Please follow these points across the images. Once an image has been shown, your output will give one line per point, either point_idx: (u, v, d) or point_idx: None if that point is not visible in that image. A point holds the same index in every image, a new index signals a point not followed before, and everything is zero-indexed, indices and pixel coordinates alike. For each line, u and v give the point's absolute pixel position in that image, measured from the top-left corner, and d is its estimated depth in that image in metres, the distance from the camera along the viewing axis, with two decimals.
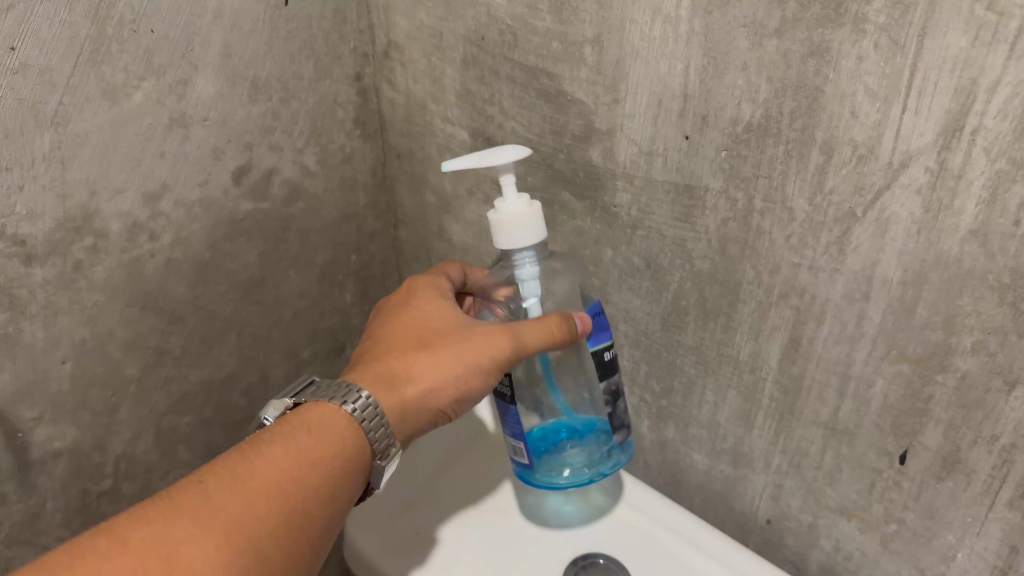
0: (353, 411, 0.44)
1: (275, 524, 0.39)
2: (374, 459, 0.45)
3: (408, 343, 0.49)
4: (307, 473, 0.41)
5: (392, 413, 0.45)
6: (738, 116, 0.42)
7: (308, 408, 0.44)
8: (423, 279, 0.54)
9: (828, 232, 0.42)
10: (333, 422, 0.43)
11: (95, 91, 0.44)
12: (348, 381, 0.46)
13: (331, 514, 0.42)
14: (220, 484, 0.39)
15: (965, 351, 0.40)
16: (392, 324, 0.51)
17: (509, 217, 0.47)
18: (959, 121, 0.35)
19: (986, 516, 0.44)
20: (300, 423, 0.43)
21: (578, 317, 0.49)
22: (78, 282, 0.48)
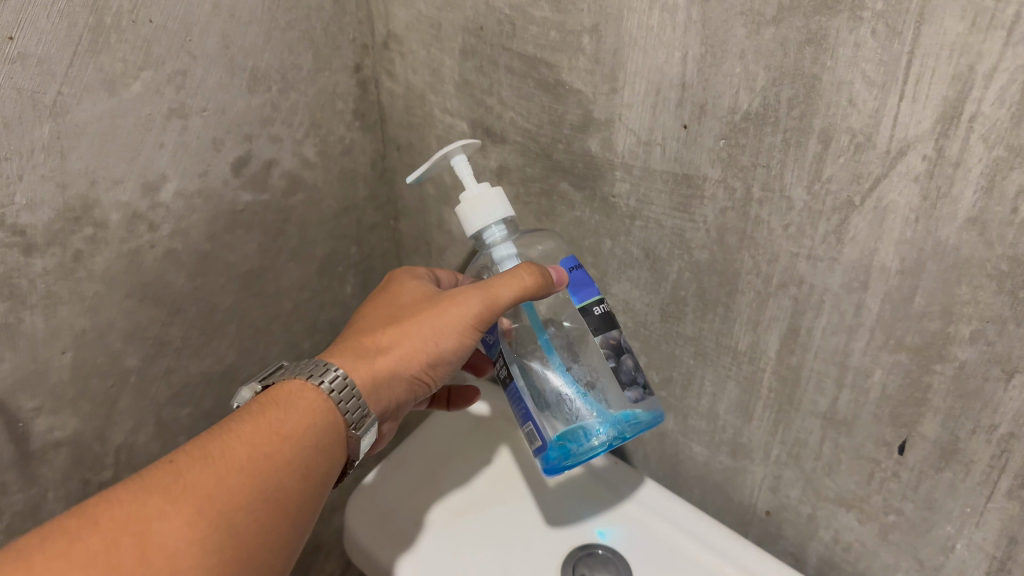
0: (321, 383, 0.45)
1: (247, 497, 0.40)
2: (349, 430, 0.46)
3: (383, 319, 0.50)
4: (278, 445, 0.42)
5: (365, 384, 0.46)
6: (736, 105, 0.41)
7: (280, 386, 0.46)
8: (401, 269, 0.55)
9: (826, 222, 0.42)
10: (302, 396, 0.45)
11: (94, 81, 0.44)
12: (319, 360, 0.47)
13: (307, 484, 0.43)
14: (190, 461, 0.40)
15: (963, 340, 0.40)
16: (372, 307, 0.52)
17: (469, 201, 0.49)
18: (957, 109, 0.35)
19: (984, 507, 0.44)
20: (271, 400, 0.44)
21: (553, 269, 0.48)
22: (78, 272, 0.48)
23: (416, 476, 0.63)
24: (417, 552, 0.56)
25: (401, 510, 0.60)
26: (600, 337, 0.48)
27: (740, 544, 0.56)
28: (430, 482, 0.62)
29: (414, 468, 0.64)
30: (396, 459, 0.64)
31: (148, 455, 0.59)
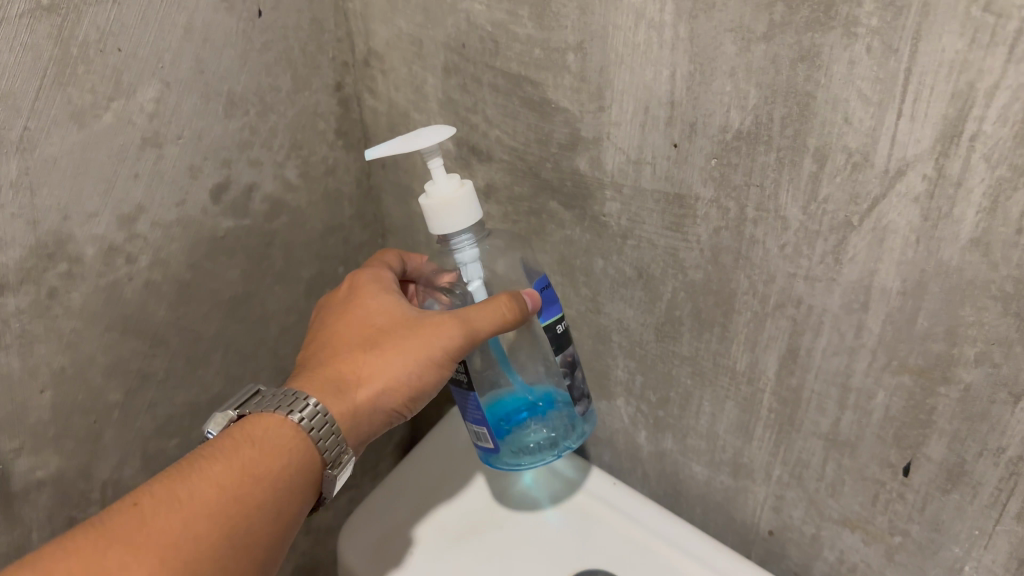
0: (300, 421, 0.43)
1: (215, 545, 0.39)
2: (325, 469, 0.45)
3: (353, 344, 0.48)
4: (250, 488, 0.41)
5: (344, 420, 0.45)
6: (727, 123, 0.40)
7: (252, 421, 0.44)
8: (364, 273, 0.53)
9: (824, 241, 0.40)
10: (278, 434, 0.43)
11: (62, 114, 0.42)
12: (294, 389, 0.45)
13: (277, 527, 0.42)
14: (157, 505, 0.38)
15: (968, 362, 0.39)
16: (336, 325, 0.49)
17: (440, 201, 0.46)
18: (958, 127, 0.33)
19: (994, 529, 0.43)
20: (243, 435, 0.43)
21: (528, 295, 0.47)
22: (54, 309, 0.47)
23: (408, 500, 0.61)
24: None
25: (393, 539, 0.58)
26: (561, 355, 0.50)
27: (740, 564, 0.55)
28: (422, 506, 0.61)
29: (407, 492, 0.62)
30: (388, 485, 0.63)
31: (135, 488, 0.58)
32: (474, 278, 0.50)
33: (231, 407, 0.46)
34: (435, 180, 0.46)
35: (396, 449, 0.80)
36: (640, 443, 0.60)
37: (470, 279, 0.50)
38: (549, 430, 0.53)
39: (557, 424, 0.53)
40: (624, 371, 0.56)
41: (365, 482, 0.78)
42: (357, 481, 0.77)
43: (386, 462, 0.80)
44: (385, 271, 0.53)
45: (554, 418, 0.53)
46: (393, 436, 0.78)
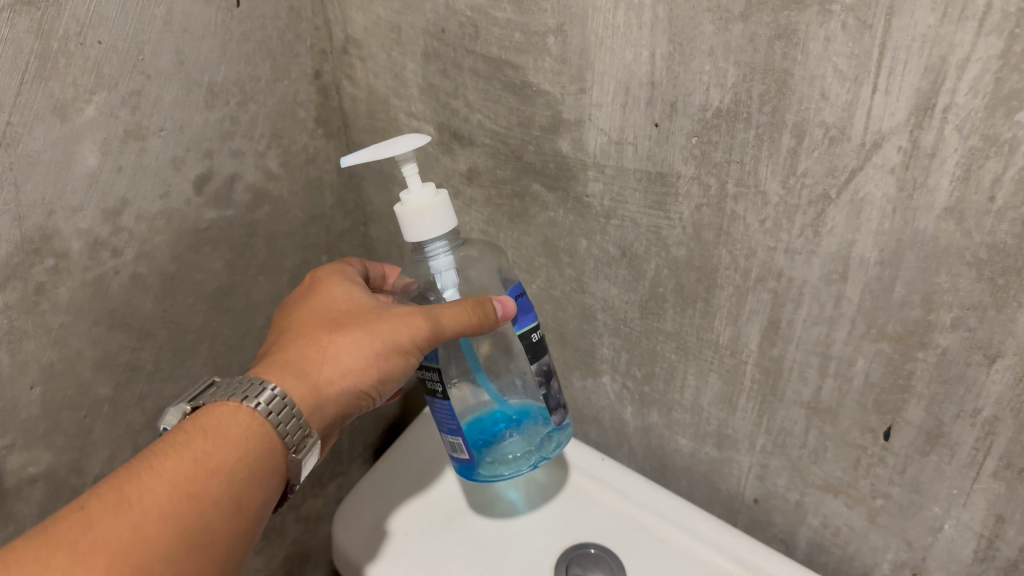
0: (257, 407, 0.43)
1: (170, 546, 0.37)
2: (289, 454, 0.44)
3: (314, 325, 0.48)
4: (204, 481, 0.40)
5: (308, 401, 0.44)
6: (707, 101, 0.41)
7: (208, 411, 0.43)
8: (326, 270, 0.53)
9: (802, 215, 0.41)
10: (235, 423, 0.42)
11: (45, 109, 0.42)
12: (252, 377, 0.44)
13: (238, 522, 0.41)
14: (105, 507, 0.37)
15: (944, 327, 0.40)
16: (298, 312, 0.50)
17: (413, 209, 0.46)
18: (931, 100, 0.35)
19: (971, 488, 0.44)
20: (198, 427, 0.42)
21: (499, 301, 0.49)
22: (41, 305, 0.47)
23: (401, 486, 0.62)
24: (396, 553, 0.57)
25: (387, 522, 0.59)
26: (535, 364, 0.52)
27: (728, 533, 0.56)
28: (413, 490, 0.62)
29: (399, 474, 0.63)
30: (380, 469, 0.63)
31: None
32: (450, 288, 0.51)
33: (187, 401, 0.45)
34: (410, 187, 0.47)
35: (381, 437, 0.81)
36: (625, 419, 0.61)
37: (444, 287, 0.51)
38: (527, 445, 0.55)
39: (533, 434, 0.55)
40: (609, 349, 0.57)
41: (353, 470, 0.79)
42: (345, 468, 0.77)
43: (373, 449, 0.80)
44: (348, 268, 0.54)
45: (531, 432, 0.55)
46: (379, 423, 0.79)
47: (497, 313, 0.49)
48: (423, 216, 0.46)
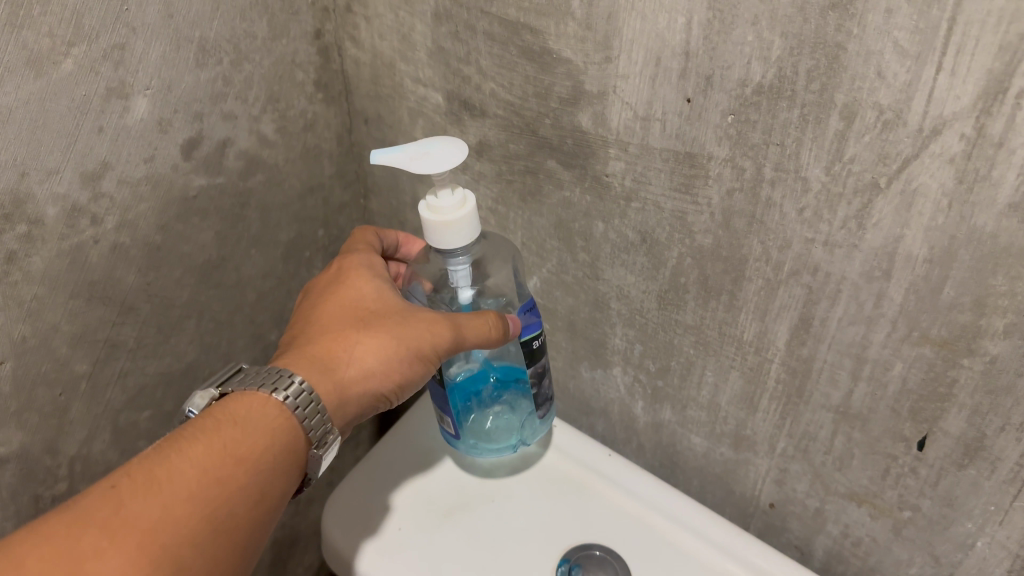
0: (286, 399, 0.39)
1: (195, 534, 0.35)
2: (310, 448, 0.41)
3: (340, 322, 0.44)
4: (232, 470, 0.37)
5: (330, 402, 0.41)
6: (748, 76, 0.37)
7: (235, 398, 0.40)
8: (353, 256, 0.49)
9: (846, 206, 0.38)
10: (261, 415, 0.39)
11: (17, 60, 0.39)
12: (279, 367, 0.41)
13: (261, 513, 0.38)
14: (135, 487, 0.35)
15: (996, 333, 0.37)
16: (323, 304, 0.46)
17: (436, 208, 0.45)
18: (1004, 83, 0.31)
19: (1010, 505, 0.41)
20: (224, 415, 0.39)
21: (512, 318, 0.46)
22: (13, 275, 0.43)
23: (393, 477, 0.58)
24: (390, 548, 0.53)
25: (382, 517, 0.55)
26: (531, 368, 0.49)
27: (740, 538, 0.53)
28: (411, 479, 0.58)
29: (397, 460, 0.59)
30: (377, 454, 0.59)
31: (106, 464, 0.54)
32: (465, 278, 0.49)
33: (212, 385, 0.42)
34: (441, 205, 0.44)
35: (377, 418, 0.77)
36: (635, 414, 0.57)
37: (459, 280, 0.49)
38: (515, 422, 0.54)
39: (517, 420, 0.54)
40: (622, 340, 0.53)
41: (346, 452, 0.75)
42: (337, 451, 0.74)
43: (367, 431, 0.77)
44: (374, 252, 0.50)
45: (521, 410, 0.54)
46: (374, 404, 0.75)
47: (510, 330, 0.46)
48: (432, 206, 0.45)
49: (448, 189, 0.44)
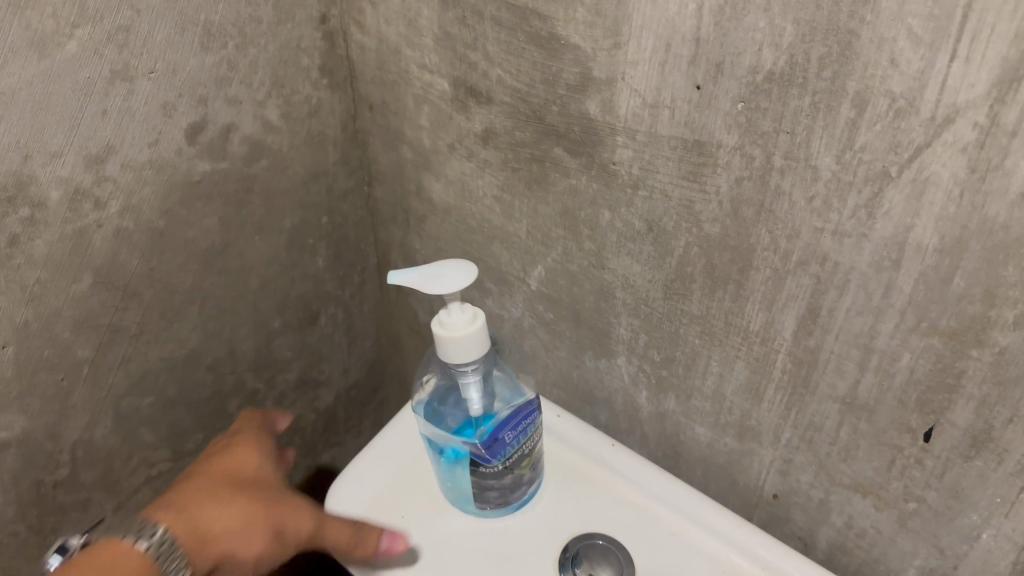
0: (147, 547, 0.40)
1: None
2: None
3: (212, 484, 0.46)
4: None
5: (190, 551, 0.42)
6: (759, 63, 0.37)
7: (97, 549, 0.40)
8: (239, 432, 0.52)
9: (857, 194, 0.38)
10: (120, 562, 0.40)
11: (20, 41, 0.38)
12: (142, 519, 0.42)
13: None
14: None
15: (1006, 324, 0.36)
16: (208, 466, 0.48)
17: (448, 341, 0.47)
18: (1019, 71, 0.31)
19: (1017, 498, 0.41)
20: (86, 560, 0.39)
21: (391, 536, 0.49)
22: (15, 258, 0.43)
23: (393, 471, 0.57)
24: None
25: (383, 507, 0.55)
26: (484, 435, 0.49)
27: (744, 526, 0.53)
28: (413, 471, 0.57)
29: (399, 450, 0.59)
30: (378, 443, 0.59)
31: (108, 450, 0.54)
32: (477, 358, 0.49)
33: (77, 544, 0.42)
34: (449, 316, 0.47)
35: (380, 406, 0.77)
36: (639, 404, 0.57)
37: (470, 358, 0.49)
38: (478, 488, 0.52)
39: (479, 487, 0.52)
40: (627, 330, 0.53)
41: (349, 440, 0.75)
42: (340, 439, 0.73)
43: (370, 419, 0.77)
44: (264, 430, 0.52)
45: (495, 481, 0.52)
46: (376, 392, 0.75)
47: (381, 545, 0.48)
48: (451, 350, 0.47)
49: (456, 308, 0.47)
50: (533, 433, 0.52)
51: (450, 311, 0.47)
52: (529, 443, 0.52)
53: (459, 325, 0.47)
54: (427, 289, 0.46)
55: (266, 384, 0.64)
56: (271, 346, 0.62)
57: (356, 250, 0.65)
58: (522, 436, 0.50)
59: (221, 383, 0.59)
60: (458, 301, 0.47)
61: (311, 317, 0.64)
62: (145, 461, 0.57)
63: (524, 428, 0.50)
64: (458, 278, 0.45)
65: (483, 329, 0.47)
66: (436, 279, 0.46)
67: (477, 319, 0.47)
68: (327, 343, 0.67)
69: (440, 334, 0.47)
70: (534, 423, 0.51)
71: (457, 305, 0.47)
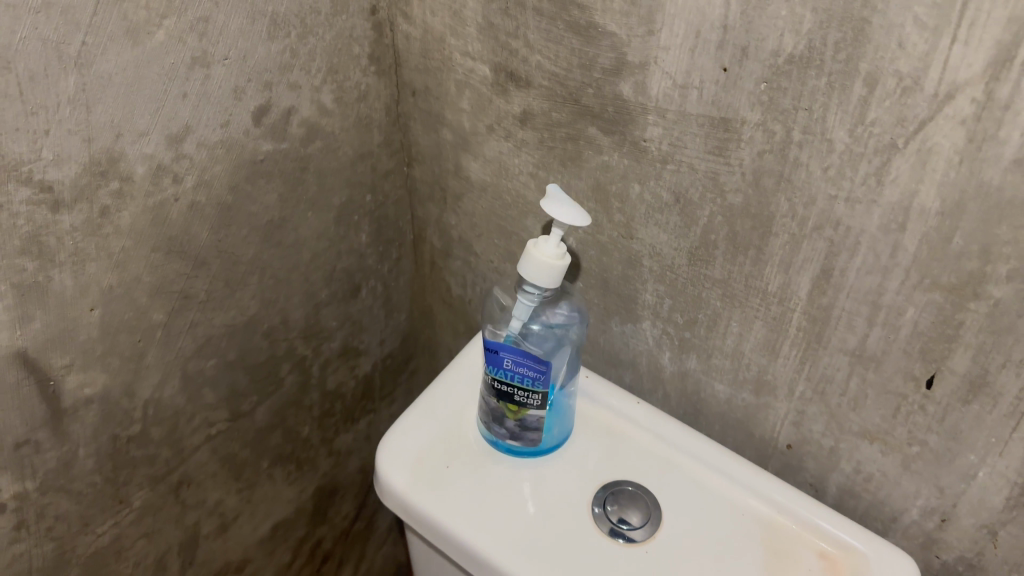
0: None
1: None
2: None
3: None
4: None
5: None
6: (780, 47, 0.41)
7: None
8: None
9: (867, 164, 0.42)
10: None
11: (119, 30, 0.43)
12: None
13: None
14: None
15: (1000, 278, 0.41)
16: None
17: (537, 259, 0.51)
18: (1012, 51, 0.35)
19: (1010, 437, 0.46)
20: None
21: None
22: (105, 228, 0.47)
23: (441, 423, 0.61)
24: (443, 487, 0.56)
25: (433, 457, 0.58)
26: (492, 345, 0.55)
27: (762, 475, 0.57)
28: (458, 426, 0.61)
29: (443, 406, 0.62)
30: (423, 400, 0.62)
31: (175, 408, 0.58)
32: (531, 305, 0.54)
33: None
34: (548, 241, 0.52)
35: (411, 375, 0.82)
36: (662, 364, 0.61)
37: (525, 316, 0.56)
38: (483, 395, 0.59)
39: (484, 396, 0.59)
40: (653, 295, 0.57)
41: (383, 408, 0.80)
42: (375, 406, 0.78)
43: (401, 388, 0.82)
44: None
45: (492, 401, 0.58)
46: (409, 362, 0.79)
47: None
48: (534, 265, 0.52)
49: (557, 239, 0.52)
50: (531, 390, 0.55)
51: (556, 234, 0.52)
52: (525, 394, 0.55)
53: (546, 252, 0.51)
54: (548, 205, 0.50)
55: (313, 351, 0.68)
56: (318, 315, 0.67)
57: (394, 227, 0.70)
58: (518, 377, 0.55)
59: (274, 348, 0.64)
60: (562, 235, 0.52)
61: (352, 288, 0.69)
62: (206, 421, 0.61)
63: (522, 373, 0.54)
64: (580, 220, 0.49)
65: (564, 269, 0.52)
66: (563, 205, 0.50)
67: (564, 259, 0.52)
68: (365, 314, 0.72)
69: (531, 249, 0.52)
70: (534, 383, 0.54)
71: (558, 237, 0.52)
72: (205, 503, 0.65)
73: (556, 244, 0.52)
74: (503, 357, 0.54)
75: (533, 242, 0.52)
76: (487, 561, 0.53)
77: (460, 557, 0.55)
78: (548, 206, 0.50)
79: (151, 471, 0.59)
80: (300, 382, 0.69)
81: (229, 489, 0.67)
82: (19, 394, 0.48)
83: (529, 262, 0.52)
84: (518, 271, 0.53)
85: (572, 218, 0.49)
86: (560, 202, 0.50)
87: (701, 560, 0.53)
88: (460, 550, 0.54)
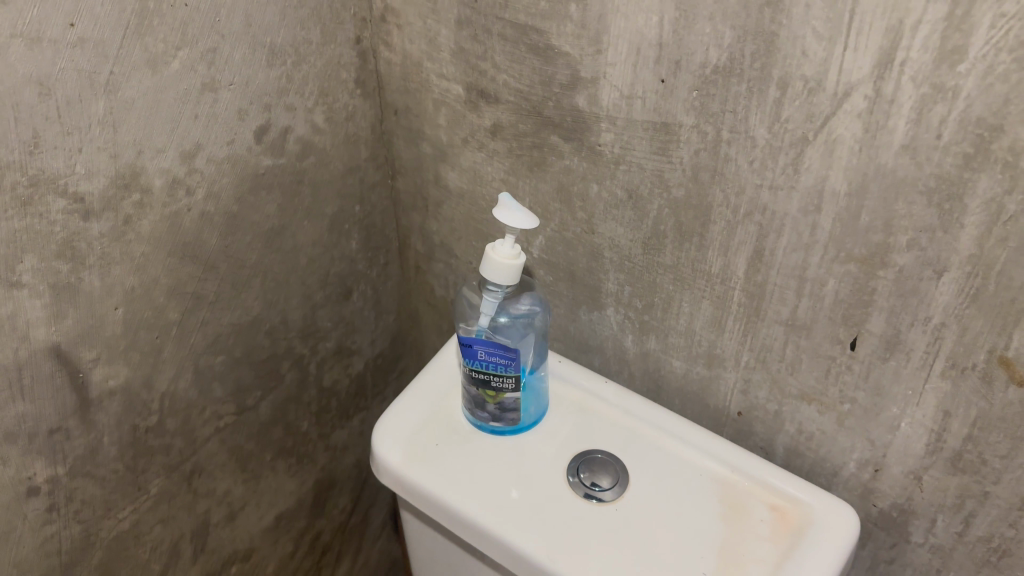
0: None
1: None
2: None
3: None
4: None
5: None
6: (707, 59, 0.49)
7: None
8: None
9: (785, 155, 0.49)
10: None
11: (141, 61, 0.49)
12: None
13: None
14: None
15: (901, 247, 0.48)
16: None
17: (495, 260, 0.58)
18: (891, 56, 0.43)
19: (923, 388, 0.53)
20: None
21: None
22: (128, 235, 0.54)
23: (429, 408, 0.67)
24: (433, 463, 0.63)
25: (424, 437, 0.65)
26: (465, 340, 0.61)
27: (719, 442, 0.64)
28: (445, 410, 0.67)
29: (432, 393, 0.68)
30: (413, 388, 0.68)
31: (187, 401, 0.64)
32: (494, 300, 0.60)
33: None
34: (503, 244, 0.58)
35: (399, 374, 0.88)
36: (626, 347, 0.68)
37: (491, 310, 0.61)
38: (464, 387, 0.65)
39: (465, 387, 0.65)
40: (614, 283, 0.64)
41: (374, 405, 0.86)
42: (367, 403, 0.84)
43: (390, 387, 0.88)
44: None
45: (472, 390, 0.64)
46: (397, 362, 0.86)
47: None
48: (494, 265, 0.58)
49: (511, 241, 0.58)
50: (504, 375, 0.61)
51: (510, 238, 0.58)
52: (499, 380, 0.62)
53: (502, 253, 0.58)
54: (501, 213, 0.57)
55: (309, 350, 0.75)
56: (313, 316, 0.73)
57: (380, 235, 0.77)
58: (491, 365, 0.61)
59: (275, 347, 0.71)
60: (516, 237, 0.58)
61: (343, 292, 0.75)
62: (214, 413, 0.68)
63: (494, 361, 0.61)
64: (527, 222, 0.56)
65: (519, 267, 0.58)
66: (515, 213, 0.56)
67: (520, 258, 0.58)
68: (356, 316, 0.79)
69: (489, 252, 0.58)
70: (506, 368, 0.61)
71: (512, 239, 0.58)
72: (214, 492, 0.71)
73: (511, 245, 0.58)
74: (477, 349, 0.61)
75: (491, 247, 0.59)
76: (475, 525, 0.59)
77: (451, 523, 0.61)
78: (498, 214, 0.57)
79: (166, 460, 0.65)
80: (298, 379, 0.75)
81: (236, 479, 0.73)
82: (54, 384, 0.54)
83: (489, 264, 0.58)
84: (481, 273, 0.59)
85: (521, 222, 0.56)
86: (511, 208, 0.56)
87: (665, 516, 0.59)
88: (451, 517, 0.60)
